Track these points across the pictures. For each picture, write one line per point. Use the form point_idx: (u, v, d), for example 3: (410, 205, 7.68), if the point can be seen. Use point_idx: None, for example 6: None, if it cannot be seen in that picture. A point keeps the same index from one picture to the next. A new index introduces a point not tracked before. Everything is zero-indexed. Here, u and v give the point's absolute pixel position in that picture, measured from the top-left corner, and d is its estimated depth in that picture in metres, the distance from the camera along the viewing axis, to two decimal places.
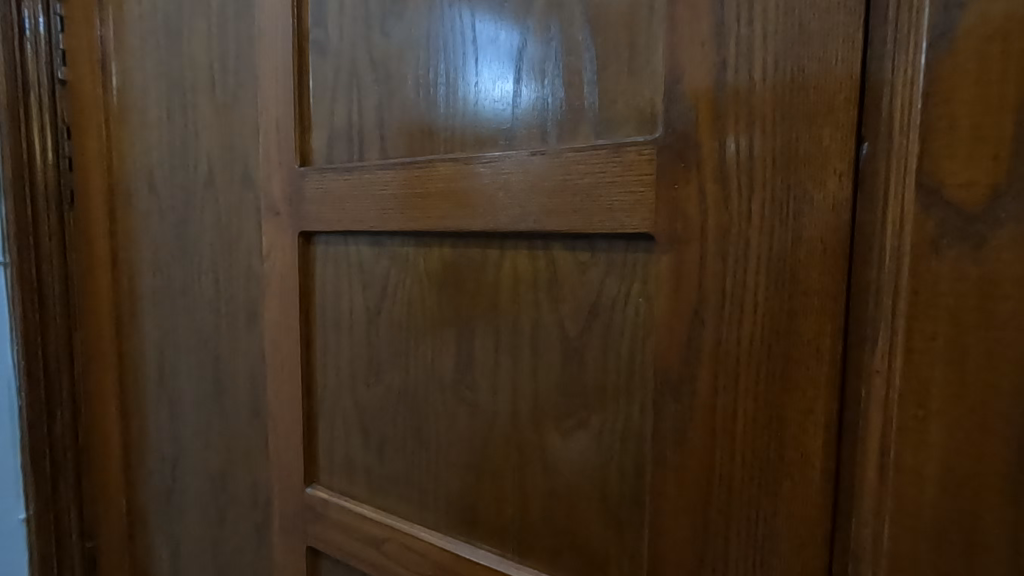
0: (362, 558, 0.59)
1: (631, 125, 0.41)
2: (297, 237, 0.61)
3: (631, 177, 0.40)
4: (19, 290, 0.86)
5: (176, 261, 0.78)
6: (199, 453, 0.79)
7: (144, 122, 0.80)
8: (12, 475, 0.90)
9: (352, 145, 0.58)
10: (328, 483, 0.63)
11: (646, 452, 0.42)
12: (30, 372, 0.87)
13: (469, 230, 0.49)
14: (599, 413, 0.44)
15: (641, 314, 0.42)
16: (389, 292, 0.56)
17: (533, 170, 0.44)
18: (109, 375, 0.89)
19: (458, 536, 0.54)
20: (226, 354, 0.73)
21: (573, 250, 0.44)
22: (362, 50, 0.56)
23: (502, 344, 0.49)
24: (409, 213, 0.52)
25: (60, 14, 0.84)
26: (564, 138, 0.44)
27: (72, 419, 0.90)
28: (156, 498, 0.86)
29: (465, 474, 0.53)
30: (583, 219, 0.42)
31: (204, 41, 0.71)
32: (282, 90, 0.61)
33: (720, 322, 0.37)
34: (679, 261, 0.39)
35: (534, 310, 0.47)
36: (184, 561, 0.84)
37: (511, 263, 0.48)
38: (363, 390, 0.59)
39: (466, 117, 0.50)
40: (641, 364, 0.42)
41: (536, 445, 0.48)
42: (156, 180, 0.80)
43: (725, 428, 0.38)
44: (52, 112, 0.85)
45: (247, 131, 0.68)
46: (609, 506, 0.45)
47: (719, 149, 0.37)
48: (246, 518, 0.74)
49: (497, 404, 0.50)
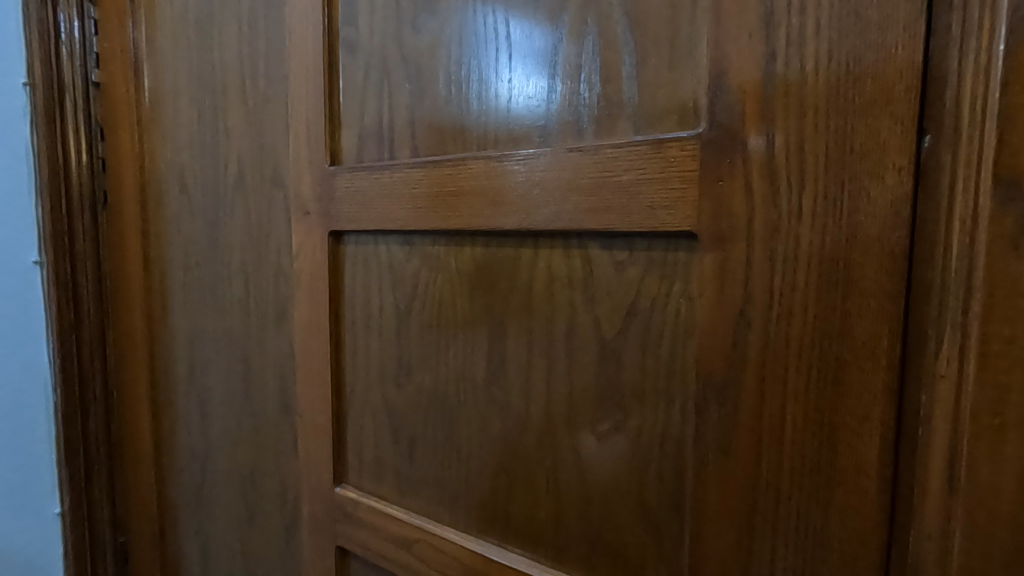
0: (391, 559, 0.59)
1: (672, 120, 0.40)
2: (327, 236, 0.61)
3: (673, 174, 0.39)
4: (54, 289, 0.88)
5: (206, 260, 0.79)
6: (228, 451, 0.80)
7: (176, 123, 0.81)
8: (47, 471, 0.92)
9: (382, 144, 0.57)
10: (357, 483, 0.63)
11: (687, 458, 0.41)
12: (65, 369, 0.89)
13: (502, 229, 0.48)
14: (636, 417, 0.43)
15: (683, 315, 0.40)
16: (419, 291, 0.56)
17: (570, 167, 0.43)
18: (140, 373, 0.91)
19: (489, 539, 0.53)
20: (256, 353, 0.74)
21: (610, 249, 0.44)
22: (392, 48, 0.56)
23: (535, 345, 0.48)
24: (440, 212, 0.51)
25: (94, 17, 0.86)
26: (601, 134, 0.43)
27: (105, 416, 0.92)
28: (186, 495, 0.88)
29: (497, 476, 0.52)
30: (621, 217, 0.41)
31: (234, 42, 0.72)
32: (312, 89, 0.61)
33: (767, 324, 0.36)
34: (723, 261, 0.37)
35: (569, 310, 0.46)
36: (213, 558, 0.85)
37: (545, 262, 0.47)
38: (393, 390, 0.59)
39: (499, 113, 0.49)
40: (681, 366, 0.41)
41: (571, 447, 0.47)
42: (187, 180, 0.81)
43: (772, 434, 0.36)
44: (87, 114, 0.87)
45: (277, 131, 0.68)
46: (646, 512, 0.43)
47: (768, 144, 0.35)
48: (275, 516, 0.74)
49: (530, 406, 0.49)
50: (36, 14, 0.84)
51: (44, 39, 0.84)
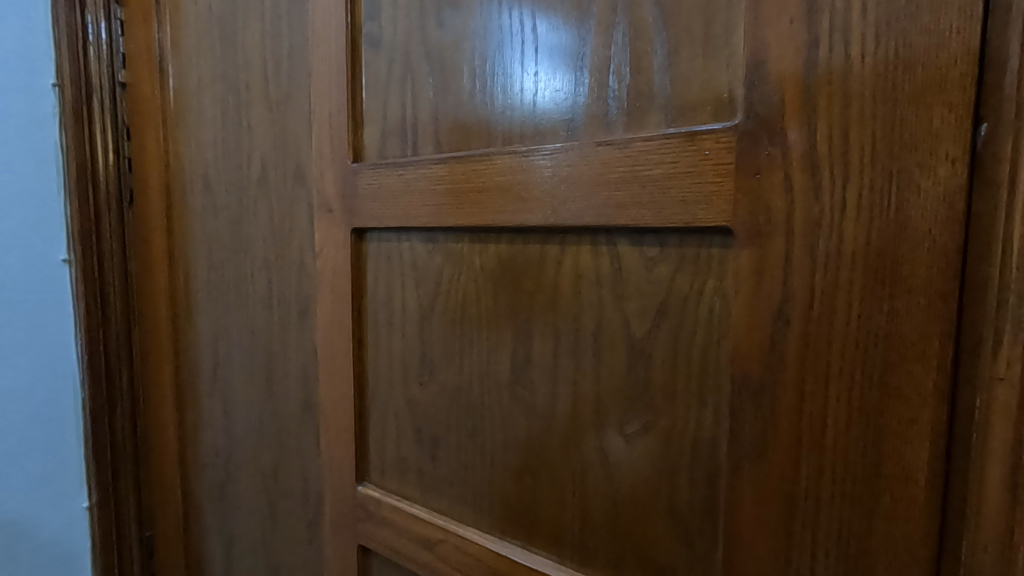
0: (414, 559, 0.58)
1: (706, 112, 0.39)
2: (349, 233, 0.60)
3: (707, 167, 0.37)
4: (82, 287, 0.89)
5: (230, 258, 0.80)
6: (251, 448, 0.80)
7: (200, 121, 0.82)
8: (74, 467, 0.93)
9: (405, 140, 0.57)
10: (379, 482, 0.63)
11: (720, 461, 0.39)
12: (92, 365, 0.90)
13: (527, 225, 0.47)
14: (667, 418, 0.42)
15: (716, 314, 0.39)
16: (442, 288, 0.55)
17: (598, 162, 0.42)
18: (164, 370, 0.92)
19: (513, 540, 0.52)
20: (278, 351, 0.74)
21: (640, 246, 0.42)
22: (416, 43, 0.55)
23: (561, 343, 0.47)
24: (464, 208, 0.51)
25: (121, 18, 0.87)
26: (631, 127, 0.42)
27: (131, 412, 0.93)
28: (209, 492, 0.88)
29: (521, 477, 0.51)
30: (652, 212, 0.40)
31: (257, 40, 0.72)
32: (334, 85, 0.61)
33: (807, 322, 0.35)
34: (760, 257, 0.36)
35: (596, 309, 0.45)
36: (236, 553, 0.85)
37: (572, 259, 0.46)
38: (416, 389, 0.58)
39: (524, 108, 0.48)
40: (715, 366, 0.39)
41: (597, 449, 0.46)
42: (210, 178, 0.81)
43: (812, 437, 0.35)
44: (114, 114, 0.88)
45: (299, 129, 0.68)
46: (677, 517, 0.42)
47: (810, 135, 0.34)
48: (298, 514, 0.74)
49: (556, 406, 0.48)
50: (65, 16, 0.85)
51: (73, 41, 0.86)
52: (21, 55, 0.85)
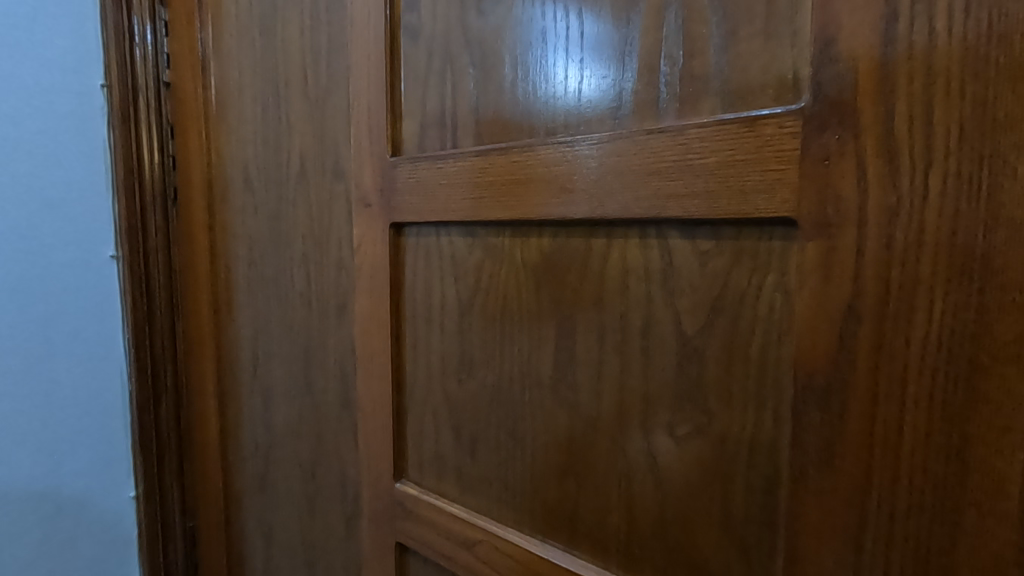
0: (453, 559, 0.57)
1: (767, 95, 0.36)
2: (388, 228, 0.60)
3: (768, 153, 0.35)
4: (129, 282, 0.92)
5: (269, 254, 0.80)
6: (290, 442, 0.81)
7: (240, 119, 0.82)
8: (122, 458, 0.96)
9: (444, 133, 0.56)
10: (417, 480, 0.62)
11: (781, 468, 0.37)
12: (139, 359, 0.93)
13: (572, 218, 0.45)
14: (721, 421, 0.40)
15: (777, 311, 0.37)
16: (482, 284, 0.54)
17: (649, 150, 0.40)
18: (206, 364, 0.93)
19: (554, 543, 0.51)
20: (317, 346, 0.74)
21: (692, 238, 0.40)
22: (456, 33, 0.54)
23: (607, 341, 0.46)
24: (505, 202, 0.49)
25: (165, 19, 0.89)
26: (684, 113, 0.40)
27: (175, 404, 0.96)
28: (249, 485, 0.90)
29: (564, 479, 0.50)
30: (707, 203, 0.38)
31: (297, 35, 0.72)
32: (373, 79, 0.60)
33: (881, 321, 0.32)
34: (828, 250, 0.33)
35: (645, 305, 0.43)
36: (275, 546, 0.86)
37: (619, 253, 0.44)
38: (455, 386, 0.57)
39: (568, 96, 0.46)
40: (775, 367, 0.37)
41: (645, 452, 0.44)
42: (251, 174, 0.82)
43: (886, 445, 0.32)
44: (158, 113, 0.90)
45: (338, 124, 0.68)
46: (733, 525, 0.40)
47: (887, 117, 0.31)
48: (336, 509, 0.75)
49: (601, 406, 0.46)
50: (113, 18, 0.88)
51: (120, 43, 0.88)
52: (72, 57, 0.87)
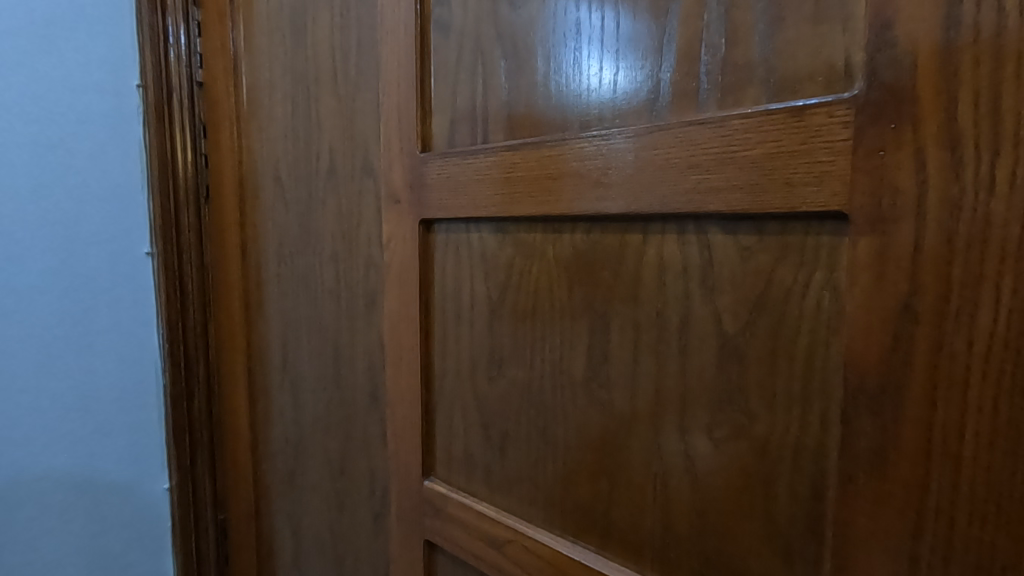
0: (482, 559, 0.57)
1: (816, 84, 0.34)
2: (417, 224, 0.59)
3: (818, 144, 0.33)
4: (163, 278, 0.93)
5: (299, 250, 0.81)
6: (319, 437, 0.81)
7: (271, 117, 0.83)
8: (156, 451, 0.98)
9: (474, 128, 0.55)
10: (446, 478, 0.62)
11: (829, 473, 0.35)
12: (172, 354, 0.95)
13: (607, 213, 0.44)
14: (764, 423, 0.38)
15: (826, 309, 0.35)
16: (513, 280, 0.53)
17: (688, 142, 0.39)
18: (238, 359, 0.95)
19: (586, 545, 0.50)
20: (346, 342, 0.75)
21: (734, 234, 0.39)
22: (487, 25, 0.53)
23: (642, 340, 0.44)
24: (537, 197, 0.49)
25: (198, 19, 0.90)
26: (725, 103, 0.38)
27: (206, 399, 0.98)
28: (279, 480, 0.91)
29: (596, 480, 0.49)
30: (750, 197, 0.37)
31: (327, 32, 0.72)
32: (403, 75, 0.60)
33: (940, 321, 0.30)
34: (882, 246, 0.32)
35: (682, 303, 0.42)
36: (304, 541, 0.87)
37: (656, 249, 0.43)
38: (484, 384, 0.57)
39: (602, 88, 0.45)
40: (822, 368, 0.35)
41: (682, 455, 0.43)
42: (281, 172, 0.82)
43: (945, 452, 0.31)
44: (191, 112, 0.91)
45: (368, 121, 0.68)
46: (775, 531, 0.38)
47: (949, 105, 0.29)
48: (364, 505, 0.75)
49: (636, 406, 0.45)
50: (148, 19, 0.89)
51: (155, 43, 0.90)
52: (109, 57, 0.89)
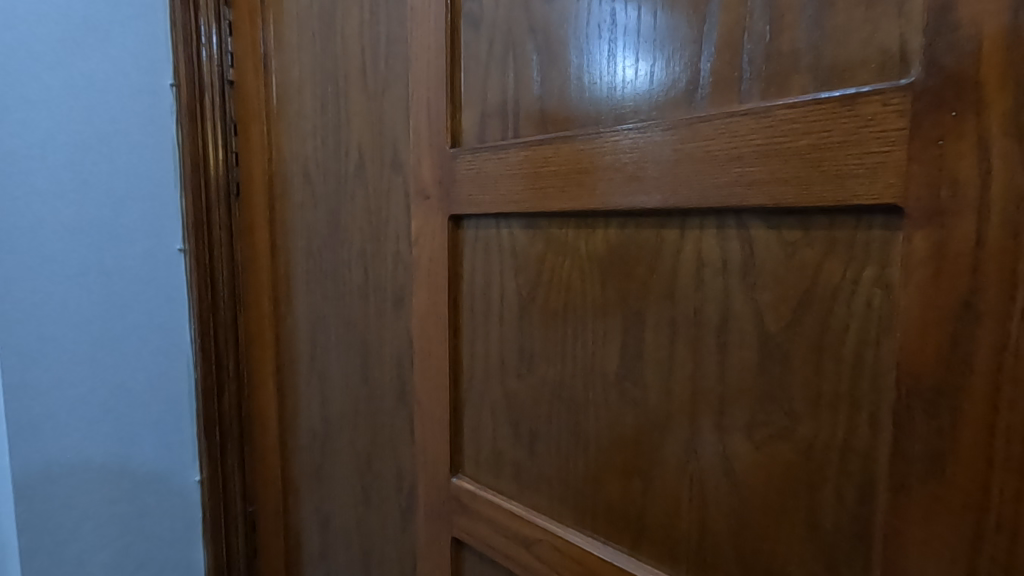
0: (512, 558, 0.56)
1: (868, 71, 0.33)
2: (447, 220, 0.59)
3: (871, 134, 0.32)
4: (195, 274, 0.95)
5: (327, 247, 0.81)
6: (347, 433, 0.82)
7: (301, 114, 0.84)
8: (188, 443, 0.99)
9: (505, 123, 0.55)
10: (474, 475, 0.61)
11: (878, 478, 0.34)
12: (204, 348, 0.97)
13: (642, 207, 0.43)
14: (808, 425, 0.37)
15: (876, 306, 0.34)
16: (544, 276, 0.52)
17: (730, 134, 0.38)
18: (267, 355, 0.96)
19: (618, 547, 0.49)
20: (374, 338, 0.75)
21: (777, 228, 0.37)
22: (519, 18, 0.52)
23: (679, 338, 0.43)
24: (570, 192, 0.48)
25: (229, 19, 0.92)
26: (769, 93, 0.37)
27: (236, 392, 1.00)
28: (307, 474, 0.92)
29: (629, 480, 0.48)
30: (796, 190, 0.35)
31: (357, 29, 0.72)
32: (433, 69, 0.59)
33: (1005, 320, 0.29)
34: (940, 240, 0.30)
35: (722, 299, 0.41)
36: (331, 535, 0.88)
37: (693, 244, 0.42)
38: (514, 381, 0.56)
39: (638, 79, 0.44)
40: (872, 368, 0.34)
41: (720, 457, 0.42)
42: (310, 169, 0.83)
43: (1008, 458, 0.29)
44: (222, 111, 0.94)
45: (397, 116, 0.68)
46: (819, 537, 0.37)
47: (1016, 90, 0.28)
48: (392, 501, 0.75)
49: (671, 406, 0.44)
50: (181, 18, 0.91)
51: (188, 44, 0.91)
52: (143, 57, 0.90)
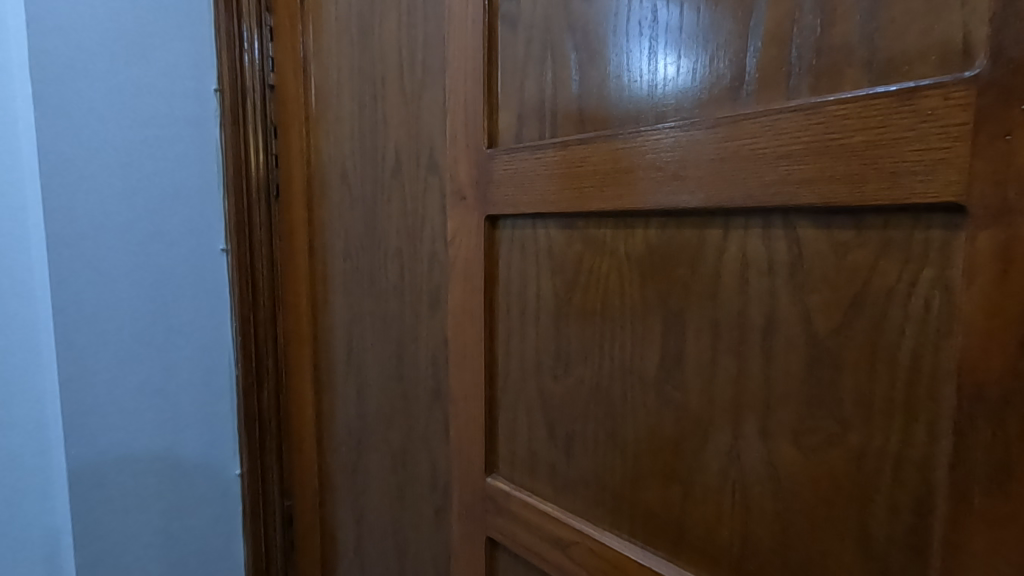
0: (547, 559, 0.56)
1: (928, 64, 0.31)
2: (483, 220, 0.59)
3: (931, 130, 0.31)
4: (237, 273, 0.98)
5: (364, 247, 0.83)
6: (382, 431, 0.83)
7: (339, 117, 0.85)
8: (229, 437, 1.02)
9: (543, 123, 0.54)
10: (508, 475, 0.62)
11: (937, 489, 0.33)
12: (245, 345, 1.00)
13: (685, 207, 0.42)
14: (860, 433, 0.36)
15: (935, 310, 0.32)
16: (581, 276, 0.52)
17: (778, 131, 0.37)
18: (305, 352, 0.98)
19: (657, 551, 0.48)
20: (409, 337, 0.76)
21: (827, 228, 0.36)
22: (558, 17, 0.52)
23: (721, 340, 0.42)
24: (609, 192, 0.47)
25: (270, 25, 0.96)
26: (820, 88, 0.36)
27: (275, 388, 1.03)
28: (342, 471, 0.93)
29: (669, 484, 0.47)
30: (849, 188, 0.34)
31: (394, 32, 0.73)
32: (471, 70, 0.59)
33: None
34: (1007, 240, 0.29)
35: (767, 301, 0.39)
36: (366, 532, 0.89)
37: (738, 245, 0.41)
38: (549, 382, 0.56)
39: (681, 76, 0.43)
40: (930, 374, 0.32)
41: (764, 462, 0.41)
42: (348, 171, 0.84)
43: None
44: (263, 114, 0.97)
45: (434, 117, 0.68)
46: (871, 548, 0.36)
47: None
48: (426, 499, 0.76)
49: (712, 409, 0.43)
50: (225, 25, 0.93)
51: (230, 49, 0.94)
52: (189, 63, 0.93)
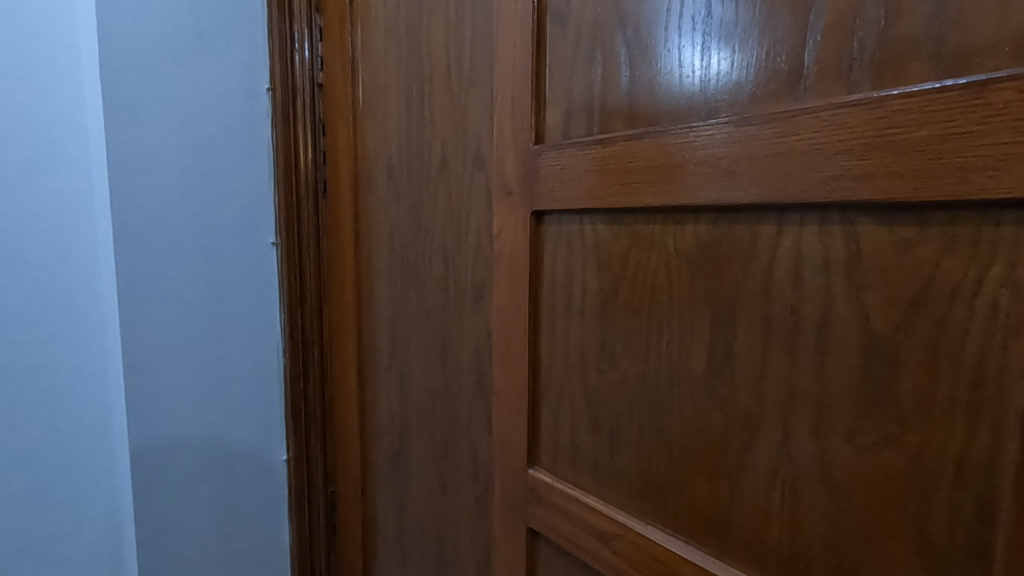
0: (589, 551, 0.57)
1: (1001, 55, 0.31)
2: (529, 216, 0.60)
3: (1003, 124, 0.30)
4: (286, 266, 1.02)
5: (408, 241, 0.85)
6: (424, 421, 0.85)
7: (385, 115, 0.88)
8: (276, 423, 1.06)
9: (591, 119, 0.55)
10: (551, 468, 0.62)
11: (1002, 493, 0.32)
12: (292, 336, 1.04)
13: (738, 202, 0.42)
14: (920, 433, 0.35)
15: (1004, 309, 0.31)
16: (627, 271, 0.52)
17: (839, 124, 0.36)
18: (351, 344, 1.02)
19: (702, 547, 0.48)
20: (453, 330, 0.77)
21: (888, 224, 0.36)
22: (608, 13, 0.52)
23: (773, 337, 0.42)
24: (658, 187, 0.47)
25: (319, 25, 0.99)
26: (883, 81, 0.35)
27: (320, 378, 1.07)
28: (384, 460, 0.96)
29: (716, 481, 0.47)
30: (912, 184, 0.33)
31: (442, 30, 0.75)
32: (519, 67, 0.61)
33: None
34: None
35: (822, 298, 0.39)
36: (407, 520, 0.92)
37: (792, 241, 0.40)
38: (594, 376, 0.57)
39: (735, 70, 0.43)
40: (996, 376, 0.32)
41: (816, 460, 0.40)
42: (394, 167, 0.87)
43: None
44: (312, 112, 1.00)
45: (480, 114, 0.70)
46: (929, 550, 0.35)
47: None
48: (467, 489, 0.77)
49: (762, 407, 0.43)
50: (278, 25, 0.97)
51: (283, 49, 0.97)
52: (244, 62, 0.96)
